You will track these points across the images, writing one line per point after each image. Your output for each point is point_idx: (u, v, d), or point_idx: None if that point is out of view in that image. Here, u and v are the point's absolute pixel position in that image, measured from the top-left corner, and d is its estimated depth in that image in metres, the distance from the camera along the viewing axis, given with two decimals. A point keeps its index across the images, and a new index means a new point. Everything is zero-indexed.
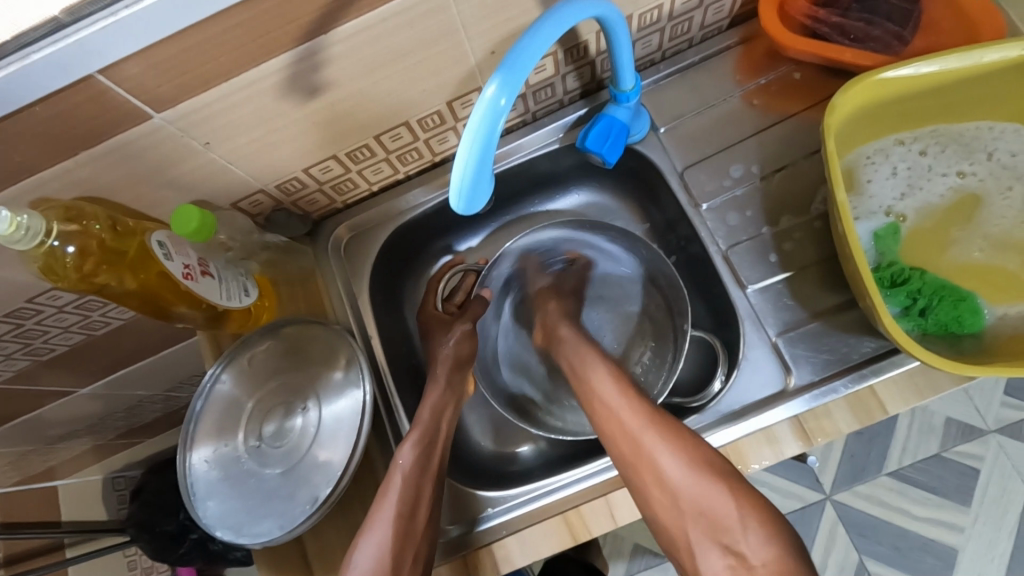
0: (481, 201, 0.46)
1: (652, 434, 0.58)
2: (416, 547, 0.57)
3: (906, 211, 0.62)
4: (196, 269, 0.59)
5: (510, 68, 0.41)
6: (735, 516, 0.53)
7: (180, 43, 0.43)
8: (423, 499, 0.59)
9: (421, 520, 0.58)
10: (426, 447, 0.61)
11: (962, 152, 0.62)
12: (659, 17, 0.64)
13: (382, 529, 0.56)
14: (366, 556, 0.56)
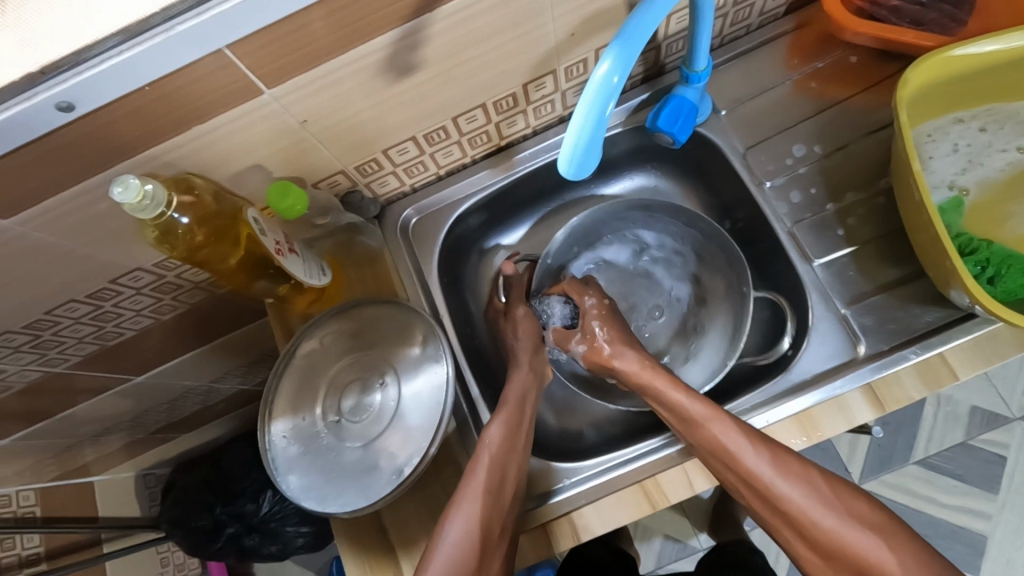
0: (585, 172, 0.47)
1: (743, 445, 0.56)
2: (499, 519, 0.58)
3: (968, 187, 0.64)
4: (286, 246, 0.62)
5: (623, 45, 0.43)
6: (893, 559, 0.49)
7: (305, 18, 0.45)
8: (507, 480, 0.60)
9: (506, 494, 0.59)
10: (512, 424, 0.63)
11: (1018, 130, 0.64)
12: (724, 2, 0.67)
13: (470, 505, 0.56)
14: (456, 528, 0.55)
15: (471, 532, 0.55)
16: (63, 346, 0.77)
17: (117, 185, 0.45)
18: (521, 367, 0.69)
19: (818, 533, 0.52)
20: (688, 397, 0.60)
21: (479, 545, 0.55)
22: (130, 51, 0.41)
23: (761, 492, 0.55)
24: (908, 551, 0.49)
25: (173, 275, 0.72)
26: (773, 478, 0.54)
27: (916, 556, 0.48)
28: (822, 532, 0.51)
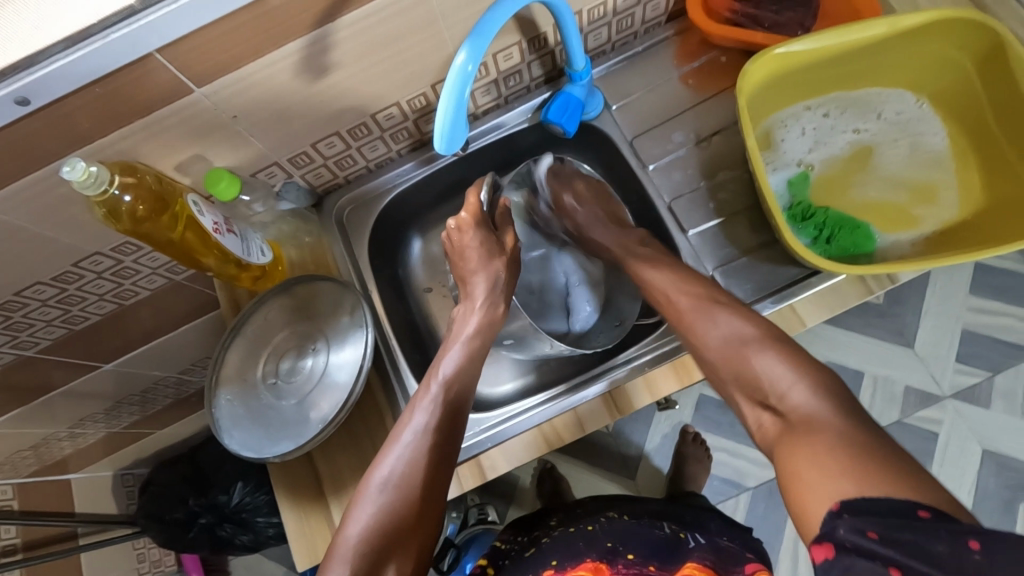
0: (458, 145, 0.57)
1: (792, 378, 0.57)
2: (441, 468, 0.64)
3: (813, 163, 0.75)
4: (224, 226, 0.70)
5: (477, 38, 0.53)
6: (807, 401, 0.55)
7: (222, 27, 0.55)
8: (457, 424, 0.67)
9: (451, 444, 0.66)
10: (468, 372, 0.71)
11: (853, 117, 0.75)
12: (605, 12, 0.78)
13: (408, 447, 0.64)
14: (393, 464, 0.63)
15: (408, 471, 0.62)
16: (34, 329, 0.86)
17: (66, 166, 0.55)
18: (474, 320, 0.75)
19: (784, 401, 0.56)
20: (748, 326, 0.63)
21: (421, 475, 0.63)
22: (73, 56, 0.51)
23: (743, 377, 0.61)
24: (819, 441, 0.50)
25: (131, 260, 0.81)
26: (743, 343, 0.62)
27: (821, 389, 0.55)
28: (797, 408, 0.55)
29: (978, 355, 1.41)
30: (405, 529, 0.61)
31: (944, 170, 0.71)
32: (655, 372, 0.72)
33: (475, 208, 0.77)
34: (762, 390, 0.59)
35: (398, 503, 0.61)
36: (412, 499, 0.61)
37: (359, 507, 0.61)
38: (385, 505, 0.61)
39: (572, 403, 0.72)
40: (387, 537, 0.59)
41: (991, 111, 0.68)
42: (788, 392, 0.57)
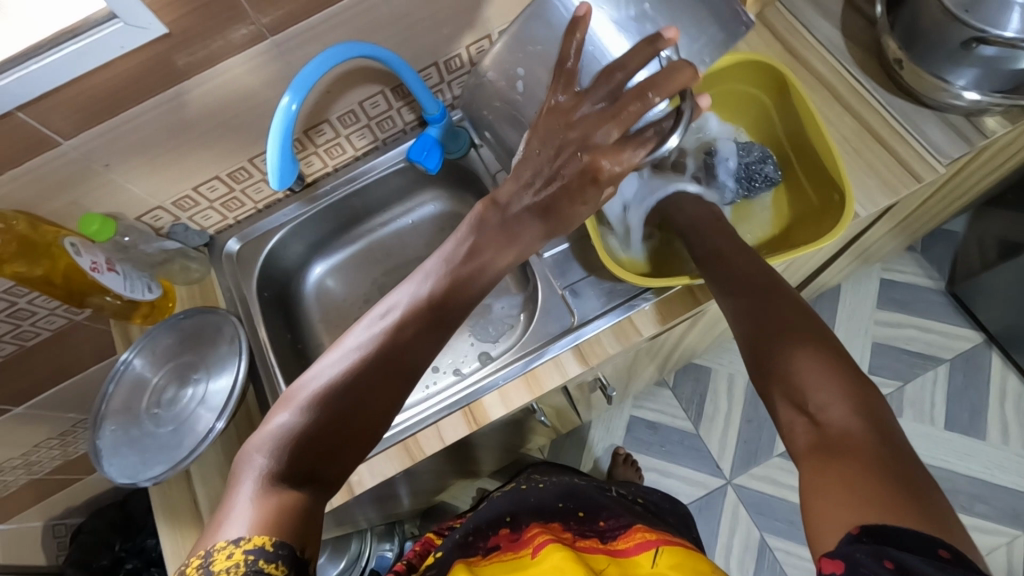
0: (291, 180, 0.64)
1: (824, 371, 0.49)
2: (392, 392, 0.50)
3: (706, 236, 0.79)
4: (104, 265, 0.76)
5: (298, 87, 0.62)
6: (847, 417, 0.46)
7: (77, 88, 0.62)
8: (411, 346, 0.52)
9: (400, 362, 0.51)
10: (437, 322, 0.54)
11: (746, 147, 0.79)
12: (463, 63, 0.87)
13: (339, 364, 0.51)
14: (325, 376, 0.50)
15: (335, 385, 0.49)
16: None
17: None
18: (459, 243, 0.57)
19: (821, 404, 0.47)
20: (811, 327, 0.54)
21: (348, 391, 0.48)
22: None
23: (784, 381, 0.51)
24: (845, 471, 0.42)
25: (26, 301, 0.86)
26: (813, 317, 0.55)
27: (862, 412, 0.46)
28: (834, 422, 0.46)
29: (880, 365, 1.49)
30: (318, 454, 0.47)
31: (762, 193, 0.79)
32: (508, 385, 0.77)
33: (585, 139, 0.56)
34: (801, 401, 0.49)
35: (320, 418, 0.47)
36: (338, 412, 0.48)
37: (276, 410, 0.49)
38: (302, 412, 0.48)
39: (433, 418, 0.77)
40: (291, 447, 0.46)
41: (788, 139, 0.78)
42: (826, 403, 0.47)
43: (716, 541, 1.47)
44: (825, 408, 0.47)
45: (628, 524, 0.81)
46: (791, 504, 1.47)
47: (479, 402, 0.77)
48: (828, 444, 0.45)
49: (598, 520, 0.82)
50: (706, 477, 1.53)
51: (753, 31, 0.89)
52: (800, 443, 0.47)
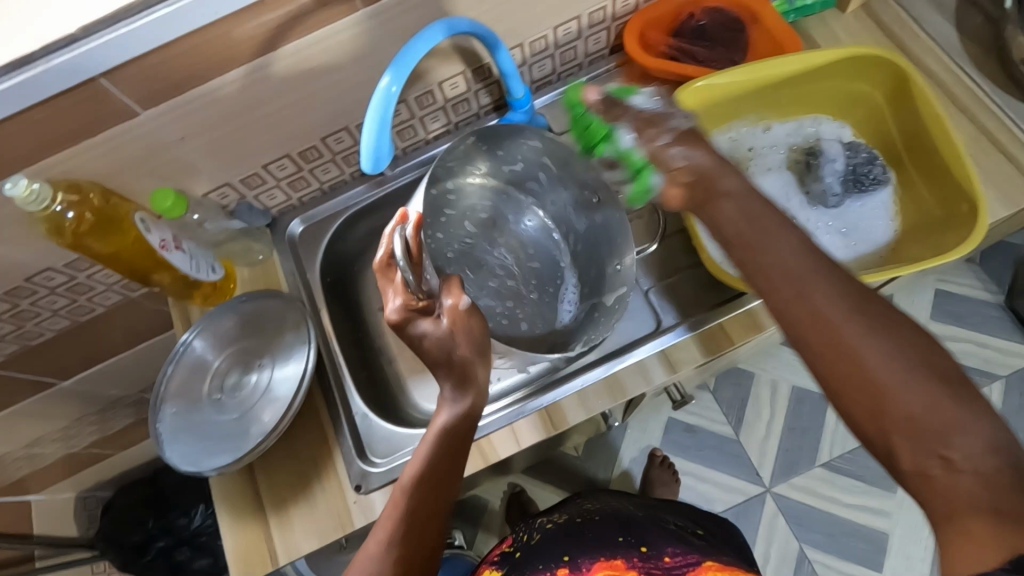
0: (384, 164, 0.60)
1: (923, 398, 0.40)
2: (422, 551, 0.56)
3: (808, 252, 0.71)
4: (172, 243, 0.73)
5: (398, 65, 0.56)
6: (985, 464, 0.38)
7: (164, 55, 0.58)
8: (435, 495, 0.58)
9: (428, 529, 0.57)
10: (443, 447, 0.61)
11: (852, 148, 0.74)
12: (547, 45, 0.82)
13: (373, 552, 0.54)
14: (360, 570, 0.54)
15: None
16: None
17: (8, 182, 0.57)
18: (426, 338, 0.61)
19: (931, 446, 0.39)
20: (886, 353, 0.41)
21: (398, 560, 0.54)
22: (15, 78, 0.53)
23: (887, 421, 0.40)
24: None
25: (85, 276, 0.83)
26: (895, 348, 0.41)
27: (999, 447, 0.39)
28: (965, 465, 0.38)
29: None
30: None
31: (876, 198, 0.72)
32: (588, 389, 0.73)
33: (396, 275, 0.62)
34: (927, 439, 0.39)
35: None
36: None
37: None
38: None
39: (508, 419, 0.73)
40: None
41: (903, 142, 0.73)
42: (960, 437, 0.39)
43: (753, 550, 1.43)
44: (949, 442, 0.39)
45: (696, 561, 0.73)
46: (831, 516, 1.43)
47: (557, 404, 0.73)
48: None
49: (663, 556, 0.73)
50: (745, 484, 1.48)
51: (855, 22, 0.83)
52: (957, 493, 0.39)
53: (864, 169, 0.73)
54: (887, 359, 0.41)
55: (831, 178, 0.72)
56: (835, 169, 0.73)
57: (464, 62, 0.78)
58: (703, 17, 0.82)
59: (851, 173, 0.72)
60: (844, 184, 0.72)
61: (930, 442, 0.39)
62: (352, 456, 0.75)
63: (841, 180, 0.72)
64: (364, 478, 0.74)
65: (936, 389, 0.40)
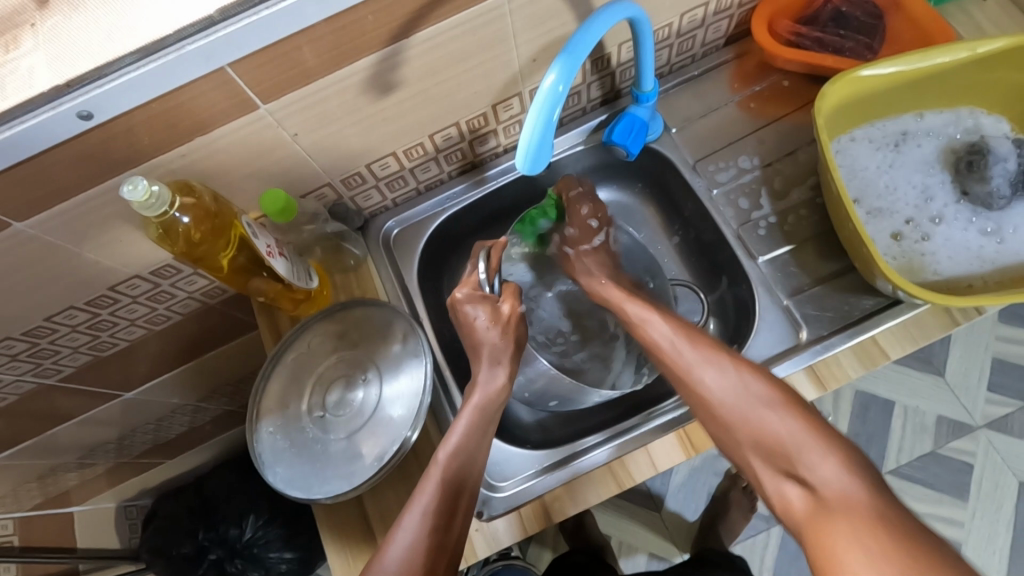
0: (541, 165, 0.54)
1: (794, 432, 0.56)
2: (449, 549, 0.56)
3: (970, 261, 0.66)
4: (276, 250, 0.66)
5: (568, 58, 0.50)
6: (838, 477, 0.51)
7: (297, 42, 0.52)
8: (468, 471, 0.60)
9: (454, 526, 0.57)
10: (478, 431, 0.63)
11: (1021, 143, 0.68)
12: (669, 34, 0.76)
13: (416, 532, 0.55)
14: (397, 548, 0.54)
15: (411, 563, 0.53)
16: (59, 356, 0.81)
17: (127, 184, 0.51)
18: (485, 378, 0.67)
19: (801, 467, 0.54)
20: (779, 418, 0.57)
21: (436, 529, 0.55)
22: (145, 66, 0.48)
23: (768, 450, 0.57)
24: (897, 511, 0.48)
25: (169, 284, 0.77)
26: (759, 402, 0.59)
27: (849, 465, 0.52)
28: (824, 480, 0.52)
29: (1016, 388, 1.37)
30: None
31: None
32: None
33: (472, 285, 0.71)
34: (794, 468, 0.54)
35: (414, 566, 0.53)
36: (431, 559, 0.54)
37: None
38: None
39: (644, 440, 0.68)
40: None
41: None
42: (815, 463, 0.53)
43: None
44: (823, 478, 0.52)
45: None
46: None
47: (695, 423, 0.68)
48: (855, 490, 0.50)
49: None
50: None
51: (1001, 11, 0.77)
52: (801, 513, 0.52)
53: None
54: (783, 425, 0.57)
55: (998, 178, 0.66)
56: (1003, 169, 0.66)
57: (626, 35, 0.71)
58: (841, 2, 0.77)
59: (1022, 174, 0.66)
60: (1013, 185, 0.66)
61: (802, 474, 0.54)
62: None
63: (1009, 179, 0.66)
64: (485, 504, 0.68)
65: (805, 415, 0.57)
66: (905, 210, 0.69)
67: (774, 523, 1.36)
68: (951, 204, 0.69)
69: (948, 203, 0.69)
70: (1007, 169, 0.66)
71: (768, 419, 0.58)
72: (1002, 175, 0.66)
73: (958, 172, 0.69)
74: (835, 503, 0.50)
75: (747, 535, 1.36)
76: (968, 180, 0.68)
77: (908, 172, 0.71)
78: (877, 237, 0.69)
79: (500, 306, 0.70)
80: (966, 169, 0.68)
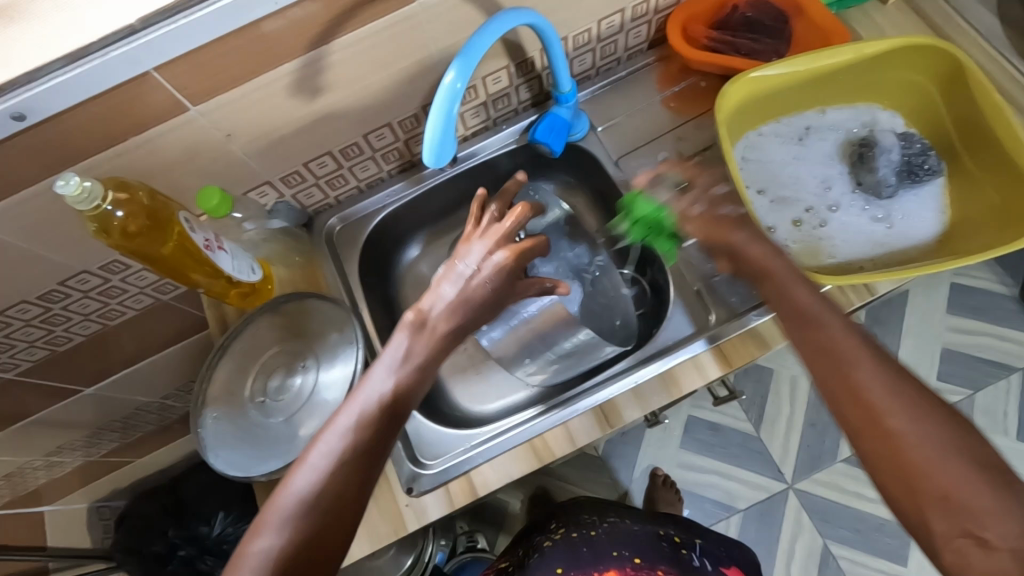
0: (446, 158, 0.59)
1: (915, 418, 0.47)
2: (366, 470, 0.52)
3: (863, 245, 0.71)
4: (215, 243, 0.70)
5: (464, 59, 0.55)
6: (928, 438, 0.46)
7: (218, 47, 0.56)
8: (387, 427, 0.55)
9: (381, 444, 0.54)
10: (411, 377, 0.58)
11: (906, 138, 0.74)
12: (589, 38, 0.81)
13: (329, 453, 0.52)
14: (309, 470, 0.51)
15: (323, 484, 0.50)
16: (15, 351, 0.84)
17: (60, 180, 0.55)
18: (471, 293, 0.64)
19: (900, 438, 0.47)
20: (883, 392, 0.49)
21: (336, 486, 0.50)
22: (73, 71, 0.52)
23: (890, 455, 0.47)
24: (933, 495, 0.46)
25: (119, 279, 0.81)
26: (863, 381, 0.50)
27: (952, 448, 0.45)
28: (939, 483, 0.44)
29: (961, 375, 1.41)
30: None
31: (930, 189, 0.72)
32: (644, 385, 0.72)
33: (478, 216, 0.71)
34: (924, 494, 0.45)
35: (323, 487, 0.50)
36: (331, 509, 0.49)
37: (255, 534, 0.48)
38: (286, 532, 0.48)
39: (564, 417, 0.73)
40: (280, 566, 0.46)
41: (954, 129, 0.73)
42: (991, 522, 0.42)
43: (779, 549, 1.37)
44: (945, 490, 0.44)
45: None
46: (858, 511, 1.36)
47: (612, 401, 0.72)
48: (970, 483, 0.44)
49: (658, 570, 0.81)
50: (768, 481, 1.42)
51: (899, 14, 0.83)
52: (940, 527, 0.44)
53: (920, 159, 0.72)
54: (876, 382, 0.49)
55: (886, 168, 0.72)
56: (891, 159, 0.72)
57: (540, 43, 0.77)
58: (747, 9, 0.82)
59: (907, 163, 0.72)
60: (899, 175, 0.72)
61: (933, 492, 0.45)
62: (403, 458, 0.73)
63: (895, 169, 0.72)
64: (415, 481, 0.72)
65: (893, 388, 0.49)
66: (807, 199, 0.74)
67: (734, 512, 1.40)
68: (847, 194, 0.74)
69: (845, 192, 0.74)
70: (893, 160, 0.72)
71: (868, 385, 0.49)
72: (890, 165, 0.72)
73: (852, 163, 0.74)
74: (959, 499, 0.44)
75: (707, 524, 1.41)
76: (860, 171, 0.73)
77: (810, 164, 0.76)
78: (780, 224, 0.74)
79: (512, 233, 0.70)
80: (860, 161, 0.74)
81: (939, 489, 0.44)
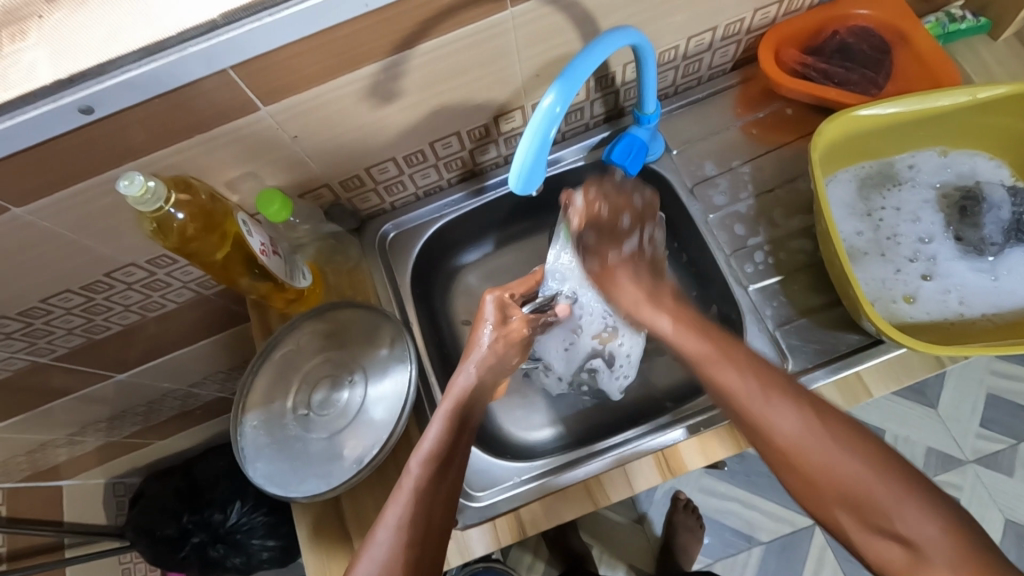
0: (534, 185, 0.55)
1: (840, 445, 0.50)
2: (435, 538, 0.54)
3: (959, 309, 0.66)
4: (270, 248, 0.67)
5: (566, 82, 0.50)
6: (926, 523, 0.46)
7: (296, 48, 0.52)
8: (445, 485, 0.56)
9: (441, 499, 0.55)
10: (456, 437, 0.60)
11: (1016, 194, 0.68)
12: (675, 56, 0.76)
13: (394, 530, 0.53)
14: (382, 543, 0.52)
15: (395, 557, 0.51)
16: (52, 337, 0.82)
17: (124, 179, 0.52)
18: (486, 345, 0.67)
19: (814, 471, 0.50)
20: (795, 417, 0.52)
21: (410, 547, 0.52)
22: (147, 66, 0.48)
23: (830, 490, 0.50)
24: (922, 499, 0.47)
25: (164, 273, 0.78)
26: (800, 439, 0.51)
27: (944, 516, 0.47)
28: (829, 475, 0.50)
29: (1010, 426, 1.35)
30: None
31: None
32: (710, 433, 0.68)
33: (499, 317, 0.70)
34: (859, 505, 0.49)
35: (399, 561, 0.51)
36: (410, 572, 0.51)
37: None
38: None
39: (622, 459, 0.69)
40: None
41: None
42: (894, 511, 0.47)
43: None
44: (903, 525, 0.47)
45: None
46: None
47: (674, 447, 0.68)
48: (876, 479, 0.48)
49: None
50: (793, 514, 1.37)
51: (1010, 52, 0.77)
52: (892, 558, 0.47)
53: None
54: (789, 424, 0.52)
55: (989, 231, 0.67)
56: (992, 218, 0.67)
57: (631, 57, 0.72)
58: (847, 36, 0.77)
59: (1012, 224, 0.67)
60: (1003, 233, 0.67)
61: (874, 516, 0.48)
62: None
63: (999, 226, 0.67)
64: (460, 513, 0.69)
65: (826, 417, 0.52)
66: (899, 252, 0.69)
67: (755, 544, 1.35)
68: (951, 250, 0.68)
69: (947, 246, 0.69)
70: (996, 219, 0.67)
71: (787, 435, 0.52)
72: (993, 224, 0.67)
73: (952, 221, 0.69)
74: (859, 497, 0.48)
75: (727, 553, 1.36)
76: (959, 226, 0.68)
77: (907, 213, 0.71)
78: (869, 279, 0.69)
79: (509, 319, 0.70)
80: (960, 216, 0.69)
81: (884, 514, 0.47)
